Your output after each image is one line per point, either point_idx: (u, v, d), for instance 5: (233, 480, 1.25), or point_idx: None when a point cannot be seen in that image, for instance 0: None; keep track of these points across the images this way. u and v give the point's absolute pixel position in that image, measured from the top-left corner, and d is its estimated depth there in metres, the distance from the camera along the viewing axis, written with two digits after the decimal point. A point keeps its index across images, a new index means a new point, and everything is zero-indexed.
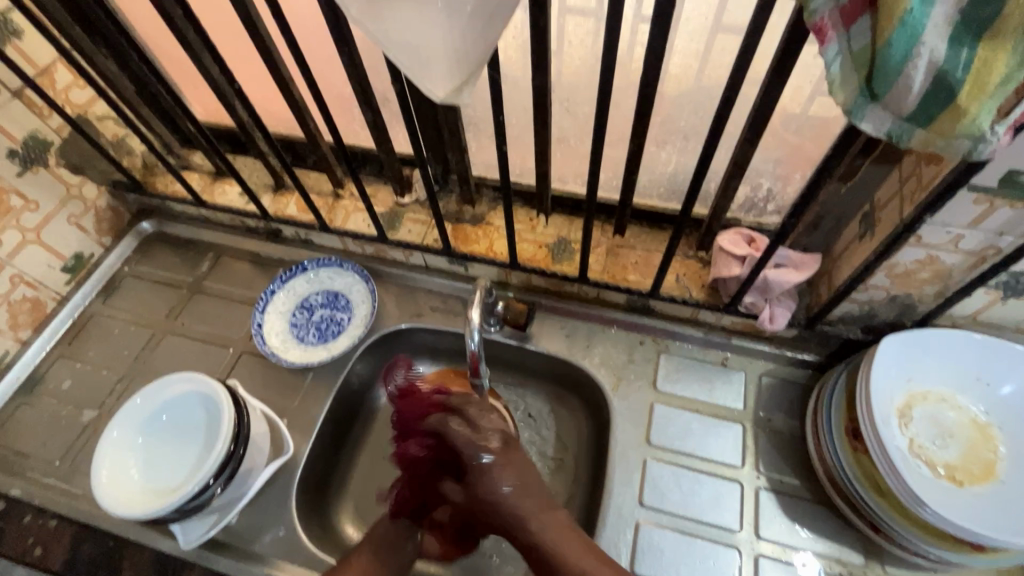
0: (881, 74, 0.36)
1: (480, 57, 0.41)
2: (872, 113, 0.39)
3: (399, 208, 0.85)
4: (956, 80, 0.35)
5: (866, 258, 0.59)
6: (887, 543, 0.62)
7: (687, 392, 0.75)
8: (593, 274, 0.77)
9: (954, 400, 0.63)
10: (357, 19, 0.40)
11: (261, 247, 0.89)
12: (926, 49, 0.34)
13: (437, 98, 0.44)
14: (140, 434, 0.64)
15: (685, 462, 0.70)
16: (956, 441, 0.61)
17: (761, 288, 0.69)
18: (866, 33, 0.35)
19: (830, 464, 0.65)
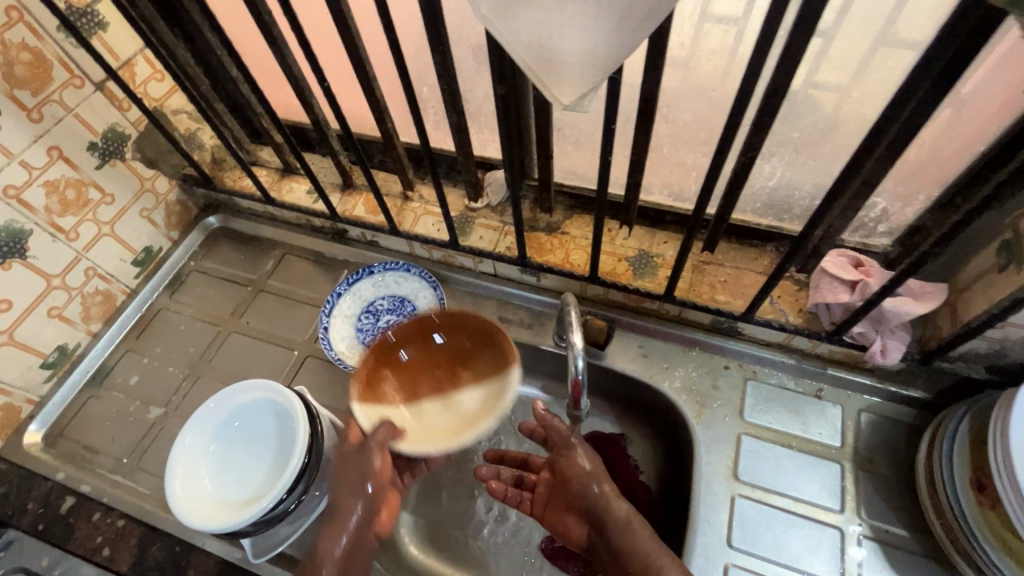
0: None
1: (618, 61, 0.37)
2: None
3: (470, 212, 0.81)
4: None
5: (1013, 294, 0.52)
6: None
7: (779, 425, 0.69)
8: (678, 292, 0.72)
9: None
10: (487, 18, 0.37)
11: (326, 247, 0.87)
12: None
13: (560, 105, 0.40)
14: (212, 442, 0.62)
15: (778, 502, 0.65)
16: None
17: (875, 318, 0.63)
18: None
19: (949, 518, 0.58)
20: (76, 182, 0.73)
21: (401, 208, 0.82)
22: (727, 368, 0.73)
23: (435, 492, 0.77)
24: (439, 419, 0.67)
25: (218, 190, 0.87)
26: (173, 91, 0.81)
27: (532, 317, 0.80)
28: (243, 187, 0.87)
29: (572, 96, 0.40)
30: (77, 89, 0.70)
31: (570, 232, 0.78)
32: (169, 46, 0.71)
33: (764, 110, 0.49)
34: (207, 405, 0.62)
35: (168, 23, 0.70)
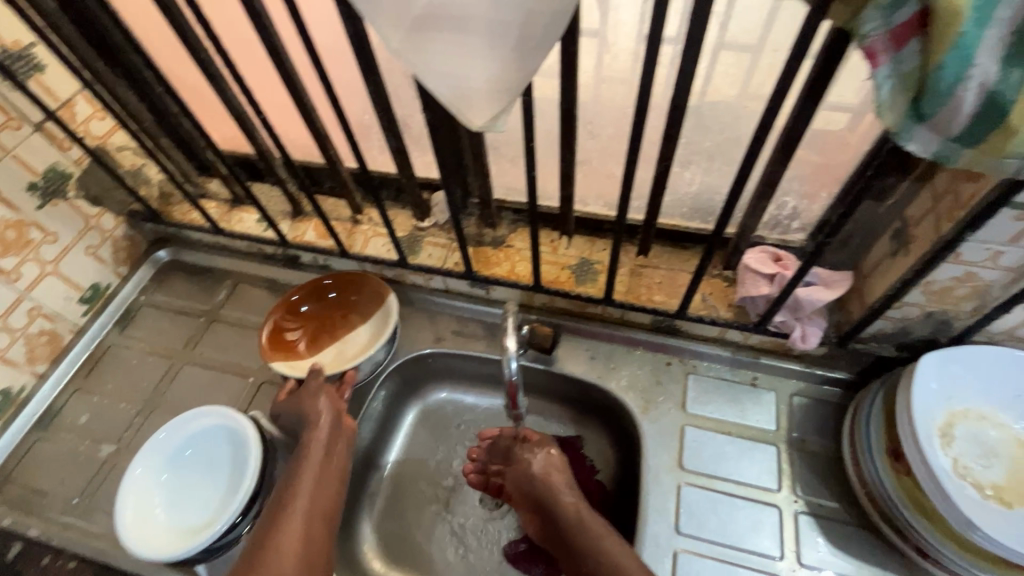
0: (931, 96, 0.36)
1: (518, 84, 0.41)
2: (919, 133, 0.39)
3: (418, 232, 0.84)
4: (1007, 102, 0.35)
5: (903, 275, 0.58)
6: (933, 568, 0.60)
7: (718, 414, 0.73)
8: (618, 296, 0.76)
9: (995, 419, 0.61)
10: (398, 51, 0.40)
11: (279, 273, 0.89)
12: (978, 73, 0.34)
13: (474, 127, 0.43)
14: (163, 472, 0.62)
15: (721, 487, 0.68)
16: (1001, 460, 0.59)
17: (792, 306, 0.69)
18: (916, 56, 0.35)
19: (871, 487, 0.63)
20: (16, 223, 0.73)
21: (350, 231, 0.85)
22: (670, 366, 0.77)
23: (397, 508, 0.78)
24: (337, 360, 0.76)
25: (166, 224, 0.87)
26: (115, 129, 0.82)
27: (483, 330, 0.82)
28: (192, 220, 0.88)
29: (485, 117, 0.43)
30: (15, 130, 0.70)
31: (514, 245, 0.81)
32: (110, 85, 0.72)
33: (670, 123, 0.54)
34: (158, 434, 0.63)
35: (108, 63, 0.71)
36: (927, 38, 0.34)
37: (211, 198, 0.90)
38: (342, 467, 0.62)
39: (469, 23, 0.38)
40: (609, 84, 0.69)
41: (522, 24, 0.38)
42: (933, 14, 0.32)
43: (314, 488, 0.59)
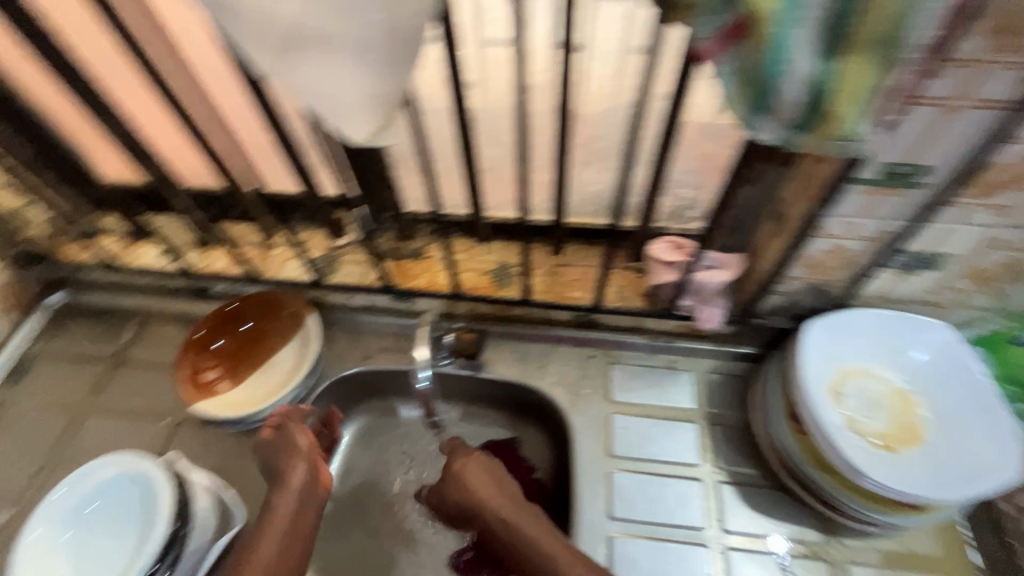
0: (763, 91, 0.40)
1: (394, 98, 0.42)
2: (764, 124, 0.43)
3: (335, 250, 0.82)
4: (824, 93, 0.39)
5: (783, 252, 0.63)
6: (840, 517, 0.65)
7: (643, 399, 0.76)
8: (538, 295, 0.79)
9: (877, 373, 0.67)
10: (267, 70, 0.40)
11: (189, 306, 0.84)
12: (798, 68, 0.38)
13: (358, 140, 0.45)
14: (67, 529, 0.58)
15: (649, 468, 0.72)
16: (884, 411, 0.65)
17: (696, 290, 0.72)
18: (744, 56, 0.39)
19: (779, 450, 0.68)
20: None
21: (262, 259, 0.82)
22: (595, 358, 0.79)
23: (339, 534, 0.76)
24: (259, 386, 0.75)
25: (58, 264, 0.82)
26: None
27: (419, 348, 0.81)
28: (86, 260, 0.83)
29: (367, 129, 0.44)
30: None
31: (436, 259, 0.82)
32: None
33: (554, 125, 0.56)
34: (57, 490, 0.59)
35: None
36: (751, 36, 0.37)
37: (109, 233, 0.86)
38: (312, 526, 0.59)
39: (330, 45, 0.39)
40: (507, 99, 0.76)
41: (387, 40, 0.38)
42: (750, 19, 0.36)
43: (279, 553, 0.55)
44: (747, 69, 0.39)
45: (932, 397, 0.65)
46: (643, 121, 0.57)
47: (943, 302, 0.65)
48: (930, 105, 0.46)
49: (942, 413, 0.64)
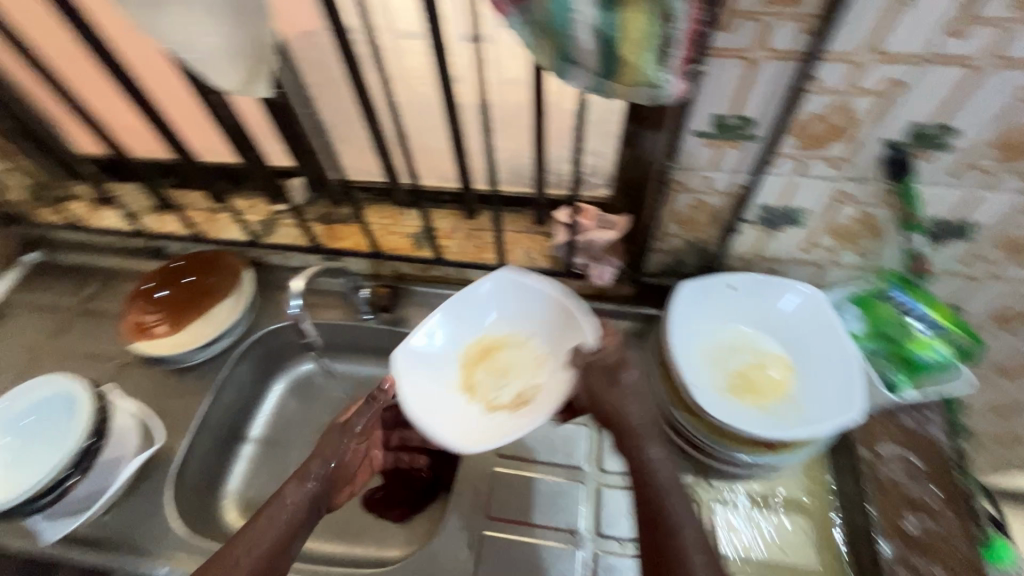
0: (558, 37, 0.51)
1: (253, 39, 0.54)
2: (574, 71, 0.54)
3: (513, 234, 0.95)
4: (611, 36, 0.49)
5: (773, 122, 0.61)
6: (743, 480, 0.77)
7: (753, 382, 0.76)
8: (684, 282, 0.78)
9: (750, 333, 0.80)
10: (132, 14, 0.52)
11: (409, 277, 1.00)
12: (581, 16, 0.48)
13: (231, 87, 0.58)
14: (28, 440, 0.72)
15: (731, 454, 0.74)
16: (746, 357, 0.78)
17: (588, 250, 0.86)
18: (529, 7, 0.50)
19: (733, 461, 0.75)
20: None
21: (393, 235, 0.98)
22: (690, 324, 0.79)
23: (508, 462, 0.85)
24: None
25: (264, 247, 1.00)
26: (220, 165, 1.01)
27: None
28: (294, 235, 1.01)
29: (238, 80, 0.57)
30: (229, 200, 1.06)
31: (543, 236, 0.95)
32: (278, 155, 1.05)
33: None
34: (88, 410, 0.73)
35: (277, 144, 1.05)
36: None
37: (320, 222, 1.01)
38: (299, 519, 0.67)
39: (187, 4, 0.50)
40: None
41: None
42: None
43: (273, 527, 0.65)
44: (537, 19, 0.50)
45: (800, 356, 0.78)
46: (694, 115, 0.62)
47: (971, 187, 0.64)
48: (738, 56, 0.56)
49: (803, 371, 0.76)
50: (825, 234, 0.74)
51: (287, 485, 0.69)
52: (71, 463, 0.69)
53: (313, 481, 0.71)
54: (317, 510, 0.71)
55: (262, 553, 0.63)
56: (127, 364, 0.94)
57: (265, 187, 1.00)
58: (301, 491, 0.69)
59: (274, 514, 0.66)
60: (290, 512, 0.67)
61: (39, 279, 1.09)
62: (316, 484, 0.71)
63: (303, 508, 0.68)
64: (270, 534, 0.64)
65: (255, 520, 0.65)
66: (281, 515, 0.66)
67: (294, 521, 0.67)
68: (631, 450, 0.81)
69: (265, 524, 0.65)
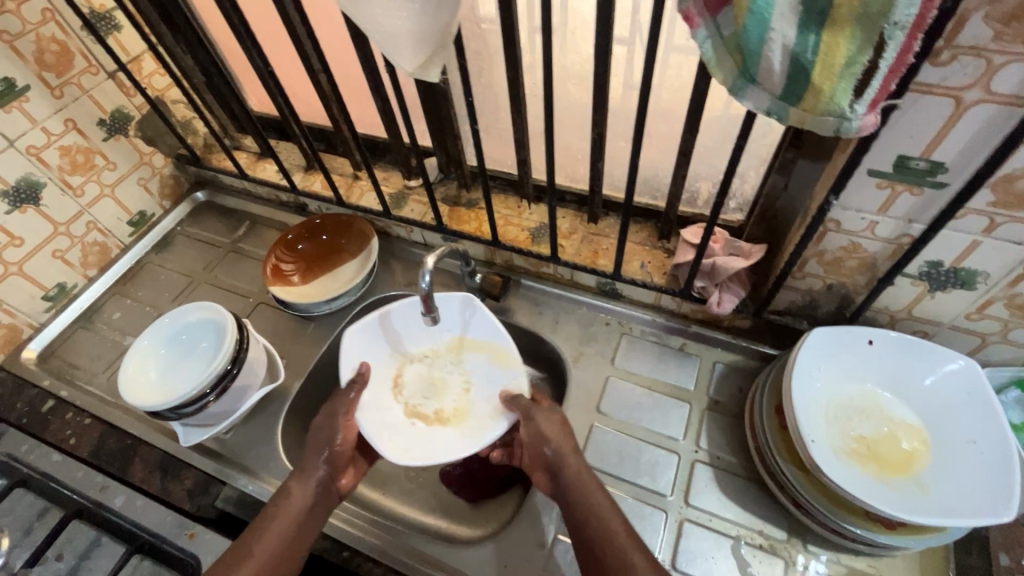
0: (747, 55, 0.48)
1: (437, 29, 0.57)
2: (752, 91, 0.51)
3: (632, 245, 0.94)
4: (808, 60, 0.46)
5: (971, 173, 0.54)
6: (847, 553, 0.71)
7: (880, 451, 0.69)
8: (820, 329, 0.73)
9: (882, 394, 0.72)
10: None
11: (520, 270, 1.02)
12: (778, 35, 0.46)
13: (407, 71, 0.61)
14: (162, 346, 0.83)
15: (842, 523, 0.68)
16: (874, 422, 0.71)
17: (710, 273, 0.82)
18: (723, 21, 0.48)
19: (841, 532, 0.69)
20: None
21: (512, 226, 1.00)
22: (814, 373, 0.72)
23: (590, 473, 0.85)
24: (571, 331, 0.95)
25: (392, 218, 1.06)
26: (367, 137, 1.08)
27: (652, 332, 0.94)
28: (420, 211, 1.06)
29: (414, 65, 0.61)
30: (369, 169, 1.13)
31: (663, 252, 0.92)
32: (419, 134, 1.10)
33: None
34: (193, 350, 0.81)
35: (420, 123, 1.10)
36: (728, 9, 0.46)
37: (446, 203, 1.05)
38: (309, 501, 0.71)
39: None
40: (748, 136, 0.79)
41: None
42: None
43: (294, 514, 0.70)
44: (726, 34, 0.48)
45: (941, 432, 0.69)
46: (874, 153, 0.57)
47: None
48: (949, 95, 0.50)
49: (943, 450, 0.68)
50: (1002, 305, 0.65)
51: (290, 479, 0.73)
52: (209, 384, 0.77)
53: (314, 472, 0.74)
54: (329, 495, 0.74)
55: (280, 536, 0.68)
56: (260, 304, 1.04)
57: (403, 162, 1.05)
58: (306, 483, 0.73)
59: (284, 507, 0.70)
60: (300, 502, 0.71)
61: (201, 216, 1.23)
62: (320, 471, 0.74)
63: (312, 497, 0.72)
64: (284, 523, 0.69)
65: (267, 510, 0.70)
66: (290, 505, 0.70)
67: (305, 508, 0.71)
68: (723, 491, 0.77)
69: (283, 512, 0.70)
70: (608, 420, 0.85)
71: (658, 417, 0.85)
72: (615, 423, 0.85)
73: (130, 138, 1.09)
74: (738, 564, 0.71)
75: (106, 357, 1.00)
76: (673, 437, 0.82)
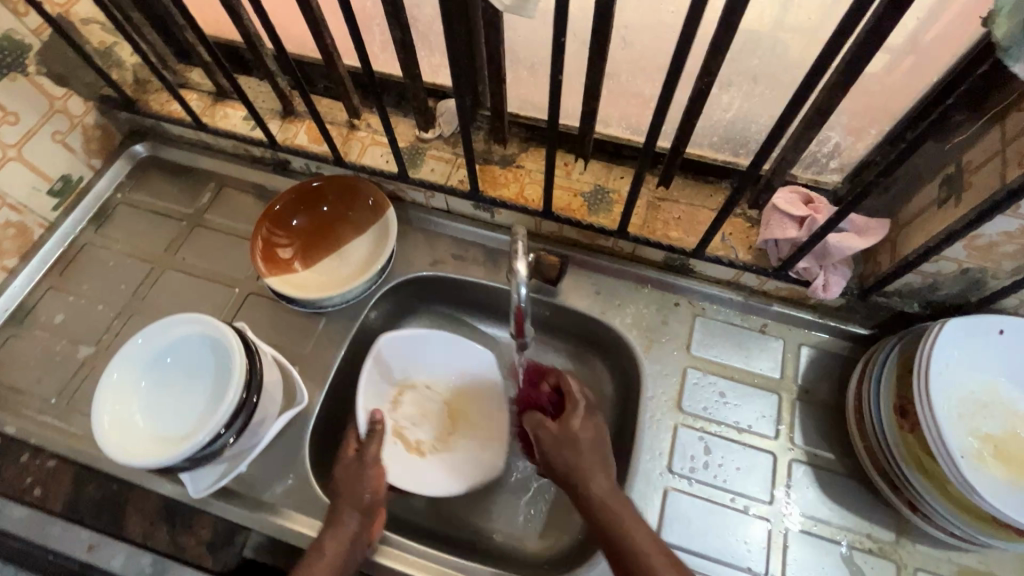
0: None
1: None
2: None
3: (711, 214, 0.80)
4: None
5: None
6: (959, 552, 0.67)
7: (1010, 451, 0.63)
8: (951, 320, 0.64)
9: (1006, 387, 0.65)
10: None
11: (569, 243, 0.86)
12: None
13: None
14: (142, 379, 0.64)
15: (969, 531, 0.62)
16: (1000, 418, 0.64)
17: (820, 254, 0.71)
18: None
19: (961, 536, 0.64)
20: None
21: (560, 190, 0.83)
22: (943, 371, 0.64)
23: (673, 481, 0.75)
24: (636, 314, 0.82)
25: (407, 180, 0.85)
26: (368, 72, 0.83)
27: (727, 312, 0.82)
28: (443, 171, 0.85)
29: None
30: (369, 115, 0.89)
31: (745, 220, 0.79)
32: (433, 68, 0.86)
33: None
34: (210, 357, 0.65)
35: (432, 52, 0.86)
36: None
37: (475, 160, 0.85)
38: (347, 555, 0.62)
39: None
40: (885, 84, 0.64)
41: None
42: None
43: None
44: None
45: None
46: None
47: None
48: None
49: None
50: None
51: (322, 534, 0.63)
52: (224, 425, 0.60)
53: (347, 524, 0.63)
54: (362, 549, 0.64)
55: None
56: (250, 295, 0.84)
57: (418, 107, 0.83)
58: (340, 538, 0.62)
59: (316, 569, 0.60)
60: (332, 561, 0.61)
61: (146, 177, 0.96)
62: (354, 526, 0.63)
63: (346, 555, 0.62)
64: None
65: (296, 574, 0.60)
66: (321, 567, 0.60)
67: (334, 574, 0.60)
68: (825, 492, 0.71)
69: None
70: (690, 421, 0.75)
71: (747, 413, 0.75)
72: (699, 422, 0.75)
73: (33, 76, 0.79)
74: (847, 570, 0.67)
75: (53, 376, 0.78)
76: (764, 434, 0.74)
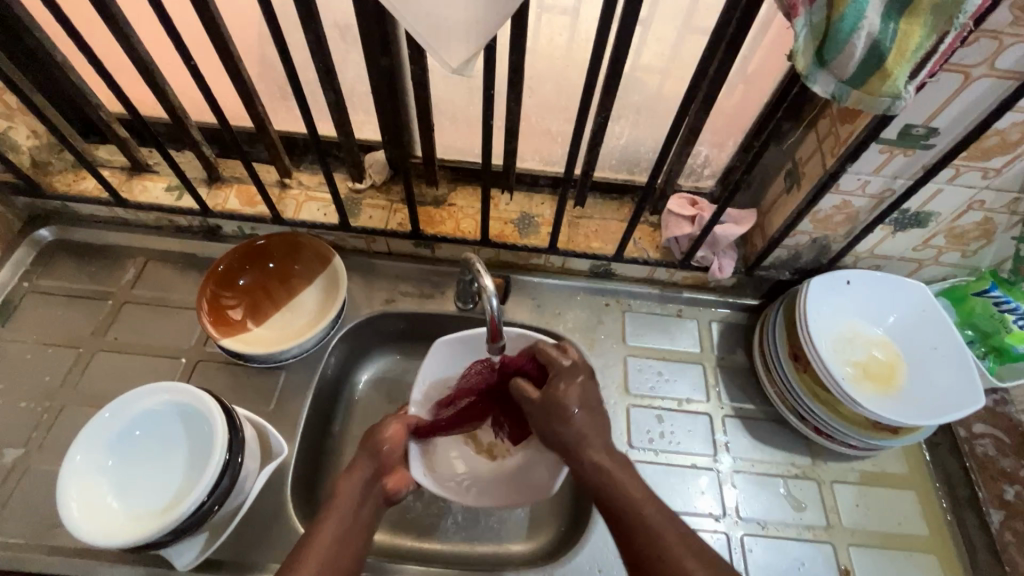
0: (834, 43, 0.50)
1: (497, 19, 0.49)
2: (822, 77, 0.54)
3: (622, 224, 0.94)
4: (886, 48, 0.50)
5: (960, 135, 0.64)
6: (857, 459, 0.84)
7: (875, 372, 0.82)
8: (812, 279, 0.82)
9: (858, 323, 0.85)
10: None
11: (505, 265, 0.95)
12: (868, 25, 0.49)
13: (451, 67, 0.52)
14: (109, 459, 0.62)
15: (861, 439, 0.79)
16: (860, 347, 0.83)
17: (712, 243, 0.88)
18: (822, 9, 0.49)
19: (857, 446, 0.80)
20: None
21: (492, 220, 0.92)
22: (815, 317, 0.82)
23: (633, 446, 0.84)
24: (574, 319, 0.93)
25: (348, 228, 0.90)
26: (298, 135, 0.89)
27: (648, 304, 0.96)
28: (380, 216, 0.91)
29: (460, 60, 0.52)
30: (299, 174, 0.94)
31: (648, 225, 0.95)
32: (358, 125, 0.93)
33: None
34: (182, 428, 0.64)
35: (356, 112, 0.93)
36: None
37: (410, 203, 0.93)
38: (362, 503, 0.63)
39: None
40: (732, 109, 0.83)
41: None
42: None
43: (342, 528, 0.60)
44: (820, 21, 0.50)
45: (905, 344, 0.84)
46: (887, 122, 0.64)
47: None
48: (955, 73, 0.59)
49: (911, 357, 0.83)
50: (941, 237, 0.80)
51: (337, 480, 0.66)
52: (210, 490, 0.60)
53: (371, 468, 0.67)
54: (376, 500, 0.65)
55: (334, 538, 0.59)
56: (200, 362, 0.83)
57: (350, 161, 0.89)
58: (353, 481, 0.65)
59: (334, 506, 0.62)
60: (350, 502, 0.63)
61: (53, 262, 0.90)
62: (367, 467, 0.67)
63: (362, 498, 0.64)
64: (321, 554, 0.57)
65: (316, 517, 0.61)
66: (341, 504, 0.62)
67: (353, 512, 0.62)
68: (754, 436, 0.85)
69: (347, 512, 0.62)
70: (637, 400, 0.86)
71: (681, 383, 0.88)
72: (644, 399, 0.87)
73: None
74: (783, 494, 0.81)
75: None
76: (698, 400, 0.87)
